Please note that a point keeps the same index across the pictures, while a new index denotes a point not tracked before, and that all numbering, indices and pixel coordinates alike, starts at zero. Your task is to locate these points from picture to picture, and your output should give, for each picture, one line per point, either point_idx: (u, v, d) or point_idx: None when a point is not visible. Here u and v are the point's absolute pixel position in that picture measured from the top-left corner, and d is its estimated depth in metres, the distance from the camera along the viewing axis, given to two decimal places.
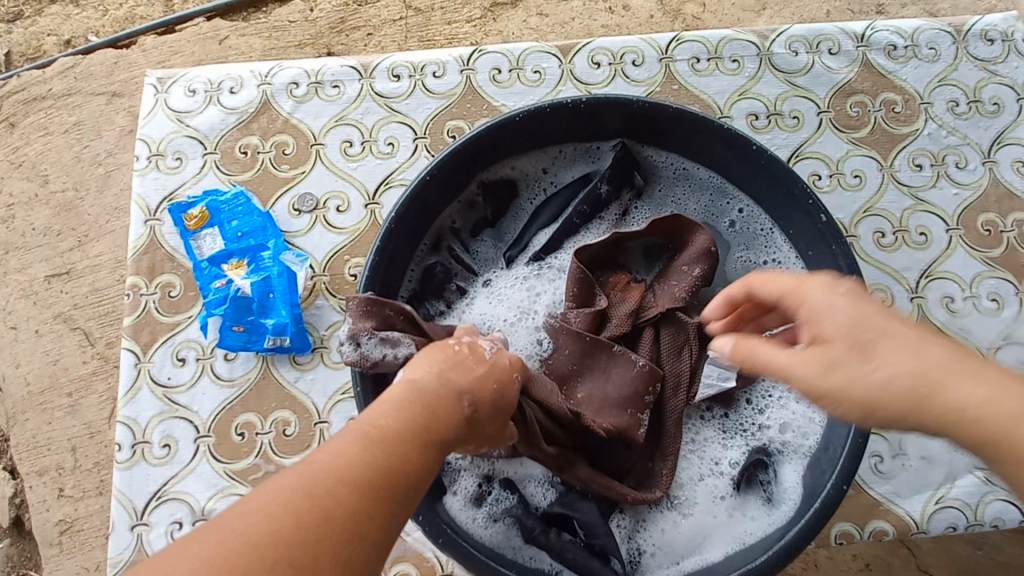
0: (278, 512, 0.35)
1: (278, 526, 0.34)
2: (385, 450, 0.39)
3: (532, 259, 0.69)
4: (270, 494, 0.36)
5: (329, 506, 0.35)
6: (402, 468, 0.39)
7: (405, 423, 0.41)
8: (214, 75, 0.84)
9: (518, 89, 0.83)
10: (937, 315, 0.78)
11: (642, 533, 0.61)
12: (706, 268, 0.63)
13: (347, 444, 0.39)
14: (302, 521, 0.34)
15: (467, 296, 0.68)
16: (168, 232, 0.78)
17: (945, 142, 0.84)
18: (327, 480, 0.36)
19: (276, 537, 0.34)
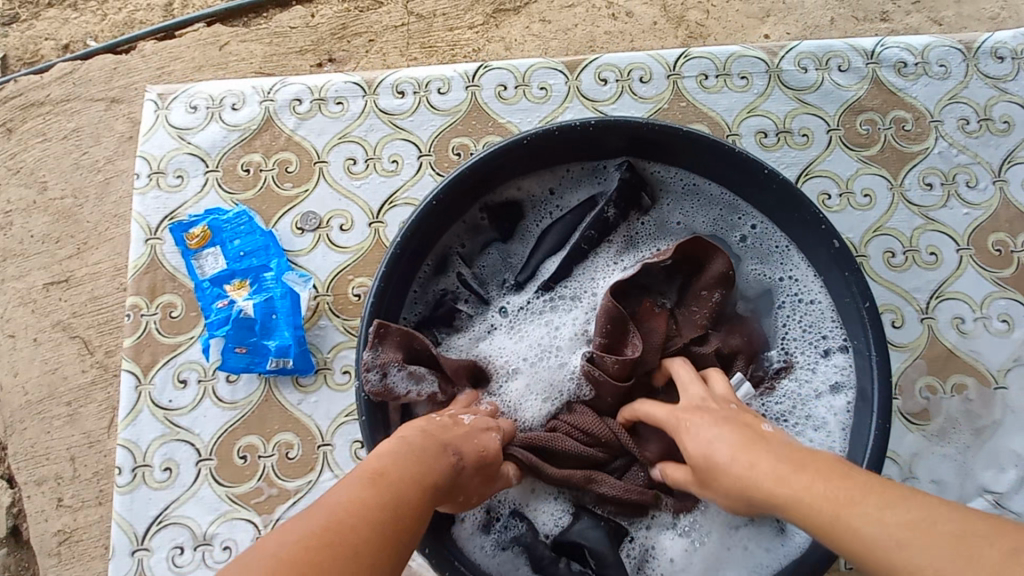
0: (300, 546, 0.33)
1: (305, 558, 0.32)
2: (392, 491, 0.40)
3: (541, 285, 0.68)
4: (284, 532, 0.34)
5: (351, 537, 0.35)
6: (407, 506, 0.40)
7: (405, 467, 0.42)
8: (216, 91, 0.83)
9: (524, 106, 0.82)
10: (948, 336, 0.78)
11: (652, 562, 0.60)
12: (725, 293, 0.63)
13: (354, 485, 0.39)
14: (327, 553, 0.33)
15: (480, 328, 0.68)
16: (169, 251, 0.77)
17: (955, 161, 0.84)
18: (345, 514, 0.36)
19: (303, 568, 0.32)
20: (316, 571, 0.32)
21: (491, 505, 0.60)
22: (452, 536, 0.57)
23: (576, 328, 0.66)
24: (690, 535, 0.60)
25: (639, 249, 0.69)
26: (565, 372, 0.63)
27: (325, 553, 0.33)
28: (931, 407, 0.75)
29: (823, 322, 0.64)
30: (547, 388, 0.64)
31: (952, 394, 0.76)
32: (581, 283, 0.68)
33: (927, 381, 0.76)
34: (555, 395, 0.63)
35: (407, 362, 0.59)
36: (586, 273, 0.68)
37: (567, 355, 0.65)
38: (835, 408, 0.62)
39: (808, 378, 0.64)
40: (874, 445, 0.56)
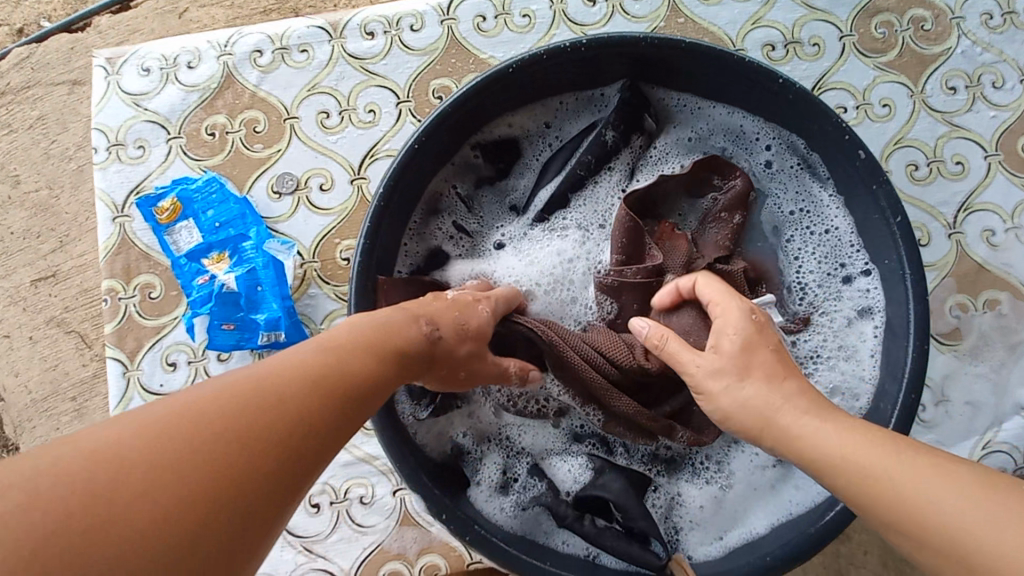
0: (224, 390, 0.33)
1: (226, 400, 0.33)
2: (342, 359, 0.39)
3: (541, 218, 0.63)
4: (217, 382, 0.34)
5: (285, 396, 0.34)
6: (358, 376, 0.39)
7: (364, 338, 0.41)
8: (169, 50, 0.75)
9: (506, 37, 0.74)
10: (977, 251, 0.73)
11: (678, 510, 0.57)
12: (746, 215, 0.61)
13: (304, 350, 0.38)
14: (254, 407, 0.33)
15: (480, 265, 0.63)
16: (140, 229, 0.72)
17: (979, 60, 0.76)
18: (284, 375, 0.35)
19: (223, 407, 0.33)
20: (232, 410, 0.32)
21: (506, 465, 0.58)
22: (467, 500, 0.54)
23: (593, 259, 0.62)
24: (716, 478, 0.58)
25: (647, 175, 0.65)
26: (576, 300, 0.61)
27: (252, 409, 0.33)
28: (962, 326, 0.71)
29: (840, 249, 0.60)
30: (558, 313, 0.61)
31: (983, 311, 0.72)
32: (586, 213, 0.63)
33: (957, 300, 0.72)
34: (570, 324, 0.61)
35: None
36: (588, 203, 0.64)
37: (583, 286, 0.62)
38: (865, 335, 0.58)
39: (835, 308, 0.60)
40: (911, 372, 0.52)
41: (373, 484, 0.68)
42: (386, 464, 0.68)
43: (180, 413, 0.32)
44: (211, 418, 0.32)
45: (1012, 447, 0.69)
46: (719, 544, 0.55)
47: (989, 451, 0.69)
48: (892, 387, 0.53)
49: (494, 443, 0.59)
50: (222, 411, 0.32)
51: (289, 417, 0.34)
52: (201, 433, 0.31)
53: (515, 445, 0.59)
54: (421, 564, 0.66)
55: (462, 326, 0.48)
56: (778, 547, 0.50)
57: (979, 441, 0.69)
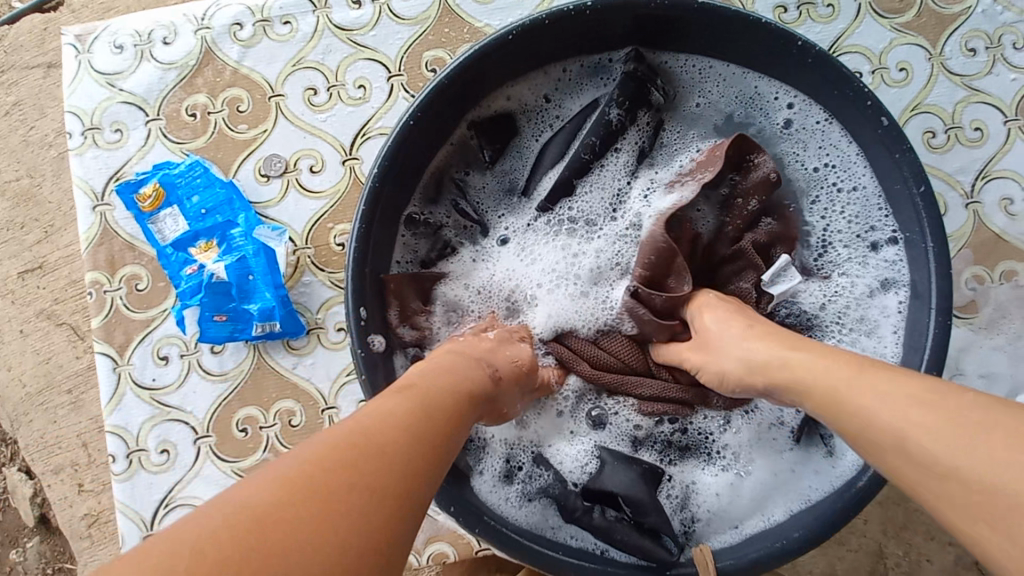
0: (343, 442, 0.31)
1: (349, 450, 0.30)
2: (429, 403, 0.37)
3: (544, 207, 0.59)
4: (331, 435, 0.31)
5: (396, 442, 0.32)
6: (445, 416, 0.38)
7: (439, 383, 0.40)
8: (142, 25, 0.70)
9: (502, 3, 0.70)
10: (995, 221, 0.70)
11: (694, 499, 0.55)
12: (763, 198, 0.58)
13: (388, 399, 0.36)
14: (372, 457, 0.30)
15: (478, 253, 0.61)
16: (122, 217, 0.68)
17: (1001, 19, 0.72)
18: (386, 423, 0.33)
19: (349, 457, 0.30)
20: (359, 463, 0.30)
21: (510, 455, 0.56)
22: (472, 490, 0.52)
23: (602, 254, 0.58)
24: (732, 464, 0.56)
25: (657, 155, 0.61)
26: (584, 299, 0.58)
27: (372, 458, 0.31)
28: (978, 298, 0.69)
29: (869, 211, 0.57)
30: (568, 318, 0.58)
31: (1000, 283, 0.70)
32: (592, 201, 0.60)
33: (974, 272, 0.70)
34: (585, 326, 0.57)
35: (400, 323, 0.55)
36: (594, 188, 0.60)
37: (591, 281, 0.58)
38: (887, 309, 0.56)
39: (858, 278, 0.58)
40: (932, 350, 0.50)
41: None
42: None
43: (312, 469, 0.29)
44: (342, 472, 0.29)
45: None
46: (735, 532, 0.53)
47: None
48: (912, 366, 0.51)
49: (497, 433, 0.56)
50: (350, 462, 0.30)
51: (402, 464, 0.32)
52: (338, 488, 0.28)
53: (528, 435, 0.56)
54: (429, 551, 0.65)
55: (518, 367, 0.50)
56: (796, 529, 0.49)
57: None
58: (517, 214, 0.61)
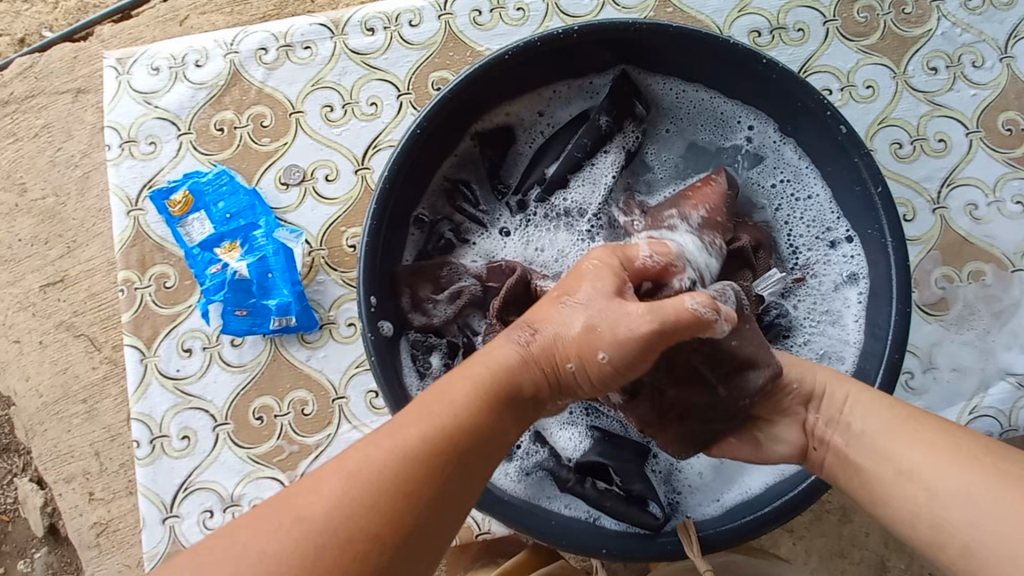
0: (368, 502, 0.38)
1: (371, 515, 0.37)
2: (422, 448, 0.40)
3: (542, 198, 0.65)
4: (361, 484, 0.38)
5: (379, 525, 0.37)
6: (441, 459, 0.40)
7: (441, 412, 0.41)
8: (177, 49, 0.78)
9: (502, 30, 0.77)
10: (961, 224, 0.75)
11: (678, 475, 0.59)
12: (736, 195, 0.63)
13: (374, 448, 0.40)
14: (327, 550, 0.36)
15: (485, 248, 0.66)
16: (154, 221, 0.75)
17: (960, 41, 0.79)
18: (361, 500, 0.38)
19: (369, 523, 0.37)
20: (374, 527, 0.37)
21: None
22: None
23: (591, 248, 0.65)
24: None
25: (652, 169, 0.68)
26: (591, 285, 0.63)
27: (343, 547, 0.36)
28: (948, 296, 0.74)
29: (824, 214, 0.63)
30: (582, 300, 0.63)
31: (969, 282, 0.74)
32: (585, 193, 0.66)
33: (944, 271, 0.74)
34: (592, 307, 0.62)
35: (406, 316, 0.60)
36: (587, 183, 0.66)
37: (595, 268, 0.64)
38: (850, 300, 0.61)
39: (825, 274, 0.63)
40: (894, 333, 0.55)
41: None
42: None
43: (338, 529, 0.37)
44: (360, 536, 0.37)
45: (998, 411, 0.72)
46: (717, 504, 0.57)
47: (977, 415, 0.72)
48: (877, 350, 0.56)
49: None
50: (370, 530, 0.37)
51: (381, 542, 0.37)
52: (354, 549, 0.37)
53: None
54: None
55: (565, 294, 0.47)
56: (774, 501, 0.53)
57: (967, 405, 0.72)
58: (518, 210, 0.66)
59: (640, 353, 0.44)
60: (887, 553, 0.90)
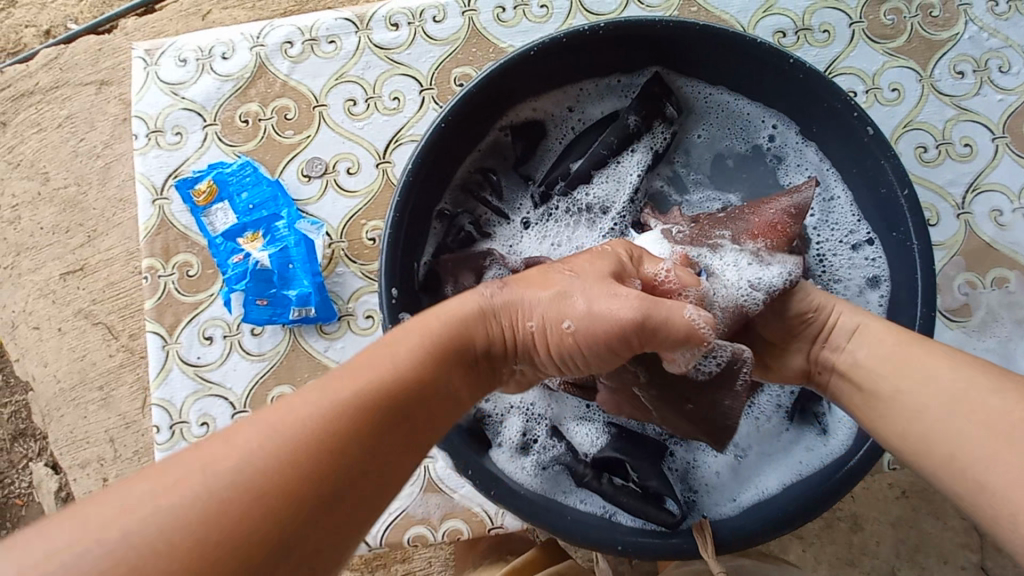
0: (293, 444, 0.33)
1: (294, 460, 0.32)
2: (358, 400, 0.36)
3: (564, 193, 0.66)
4: (288, 423, 0.34)
5: (303, 468, 0.32)
6: (379, 414, 0.36)
7: (386, 362, 0.39)
8: (204, 41, 0.79)
9: (525, 27, 0.77)
10: (985, 230, 0.75)
11: (694, 473, 0.59)
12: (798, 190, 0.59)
13: (304, 398, 0.35)
14: (230, 514, 0.30)
15: (507, 243, 0.67)
16: (178, 210, 0.76)
17: (987, 45, 0.78)
18: (278, 452, 0.32)
19: (291, 468, 0.32)
20: (296, 469, 0.32)
21: (526, 428, 0.60)
22: (489, 459, 0.56)
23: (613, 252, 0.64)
24: (731, 448, 0.60)
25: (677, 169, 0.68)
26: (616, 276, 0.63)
27: (258, 492, 0.31)
28: (971, 302, 0.73)
29: (847, 217, 0.62)
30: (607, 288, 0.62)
31: (992, 288, 0.73)
32: (609, 190, 0.66)
33: (967, 278, 0.74)
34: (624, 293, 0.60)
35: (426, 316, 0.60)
36: (611, 179, 0.66)
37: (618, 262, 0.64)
38: (872, 303, 0.61)
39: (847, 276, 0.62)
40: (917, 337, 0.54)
41: None
42: None
43: (254, 471, 0.31)
44: (276, 482, 0.31)
45: None
46: (733, 504, 0.57)
47: None
48: None
49: (514, 408, 0.61)
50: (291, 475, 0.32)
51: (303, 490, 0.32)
52: (269, 495, 0.31)
53: (539, 409, 0.61)
54: (444, 528, 0.69)
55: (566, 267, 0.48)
56: (792, 502, 0.53)
57: None
58: (540, 203, 0.67)
59: (614, 337, 0.44)
60: (899, 562, 0.89)
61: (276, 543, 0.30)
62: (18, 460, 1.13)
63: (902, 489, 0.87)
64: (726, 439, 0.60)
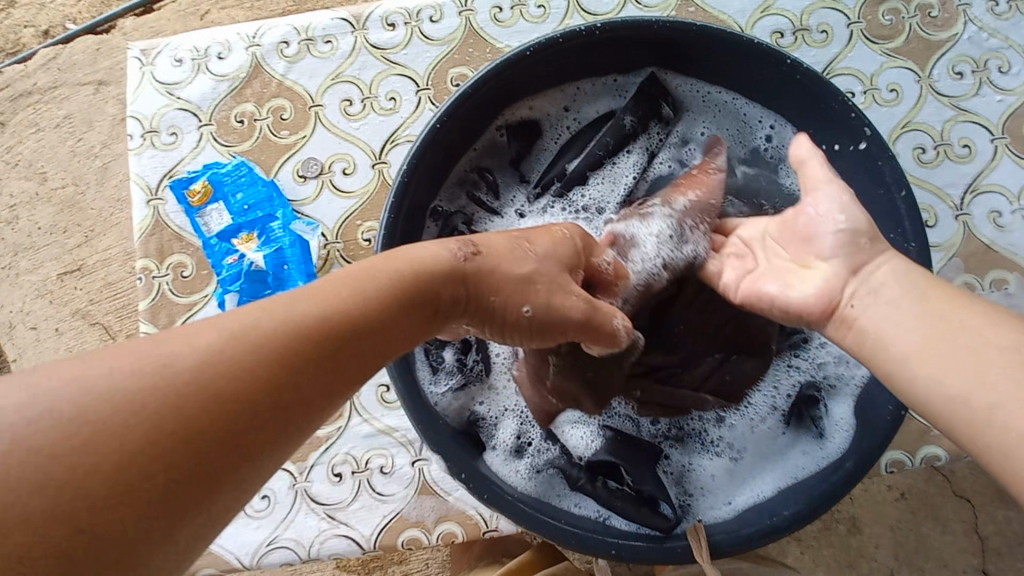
0: (256, 357, 0.34)
1: (254, 371, 0.33)
2: (301, 333, 0.36)
3: (561, 193, 0.66)
4: (254, 334, 0.34)
5: (260, 377, 0.33)
6: (319, 351, 0.36)
7: (355, 298, 0.39)
8: (200, 41, 0.79)
9: (522, 27, 0.77)
10: (984, 232, 0.74)
11: (689, 476, 0.59)
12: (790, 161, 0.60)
13: (270, 316, 0.36)
14: (190, 406, 0.31)
15: None
16: (173, 211, 0.75)
17: (986, 46, 0.78)
18: (227, 360, 0.32)
19: (248, 378, 0.33)
20: (254, 380, 0.33)
21: (520, 431, 0.60)
22: (483, 462, 0.56)
23: None
24: (727, 450, 0.59)
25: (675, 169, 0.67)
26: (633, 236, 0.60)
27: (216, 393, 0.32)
28: None
29: None
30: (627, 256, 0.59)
31: (991, 291, 0.73)
32: (604, 191, 0.66)
33: (966, 280, 0.73)
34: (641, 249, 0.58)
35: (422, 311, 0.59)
36: (605, 180, 0.66)
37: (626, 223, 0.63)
38: None
39: None
40: None
41: (393, 455, 0.70)
42: (406, 436, 0.70)
43: (216, 375, 0.32)
44: (233, 389, 0.32)
45: None
46: (729, 507, 0.56)
47: None
48: None
49: (508, 411, 0.60)
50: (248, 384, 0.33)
51: (256, 397, 0.33)
52: (225, 399, 0.32)
53: (533, 412, 0.60)
54: (440, 531, 0.69)
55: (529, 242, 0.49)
56: (789, 506, 0.52)
57: None
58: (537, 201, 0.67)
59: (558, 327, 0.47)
60: (898, 566, 0.88)
61: (220, 445, 0.31)
62: None
63: (900, 492, 0.87)
64: (720, 441, 0.60)
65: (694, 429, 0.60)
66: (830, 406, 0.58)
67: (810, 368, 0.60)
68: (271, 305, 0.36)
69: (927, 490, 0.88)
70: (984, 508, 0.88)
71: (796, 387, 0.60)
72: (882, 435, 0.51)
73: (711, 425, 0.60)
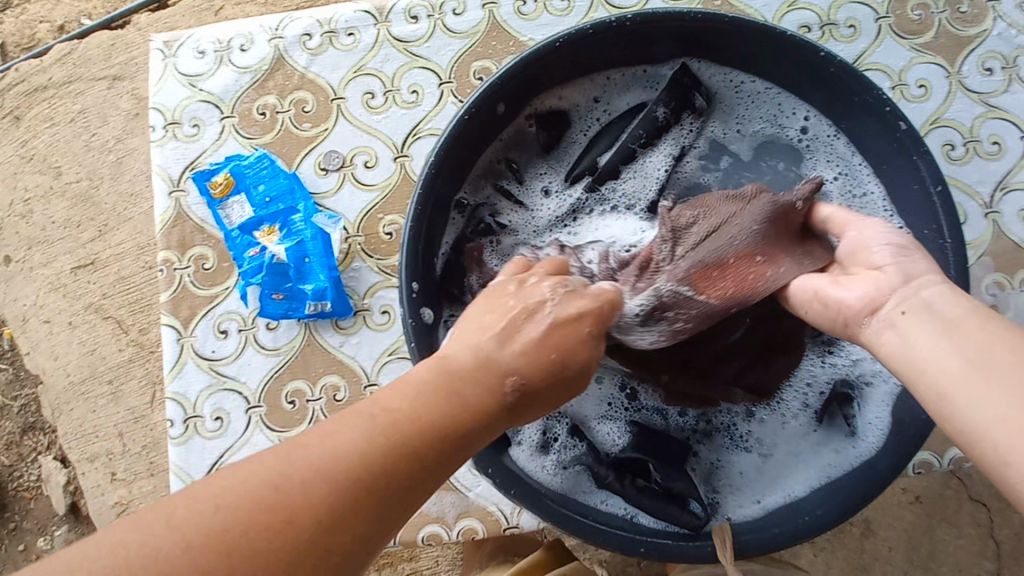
0: (336, 478, 0.34)
1: (323, 498, 0.33)
2: (375, 466, 0.35)
3: (593, 186, 0.65)
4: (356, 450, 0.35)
5: (324, 500, 0.33)
6: (369, 489, 0.34)
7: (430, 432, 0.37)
8: (222, 33, 0.79)
9: (546, 20, 0.76)
10: (1014, 230, 0.73)
11: (718, 473, 0.58)
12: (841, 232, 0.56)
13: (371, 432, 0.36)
14: (280, 507, 0.33)
15: (528, 231, 0.66)
16: (194, 202, 0.75)
17: (1015, 43, 0.76)
18: (320, 479, 0.34)
19: (316, 503, 0.33)
20: (315, 503, 0.33)
21: (546, 426, 0.58)
22: (508, 457, 0.55)
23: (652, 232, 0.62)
24: (756, 446, 0.58)
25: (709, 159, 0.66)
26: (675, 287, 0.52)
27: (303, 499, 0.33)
28: (998, 304, 0.72)
29: (876, 213, 0.61)
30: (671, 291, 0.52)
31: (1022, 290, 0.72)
32: (637, 186, 0.65)
33: (995, 278, 0.72)
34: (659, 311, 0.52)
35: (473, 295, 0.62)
36: (638, 176, 0.65)
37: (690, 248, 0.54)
38: None
39: None
40: None
41: None
42: None
43: (310, 479, 0.34)
44: (303, 509, 0.33)
45: None
46: (758, 506, 0.56)
47: None
48: None
49: None
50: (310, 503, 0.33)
51: (309, 520, 0.33)
52: (294, 513, 0.33)
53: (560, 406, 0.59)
54: (460, 527, 0.68)
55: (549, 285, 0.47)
56: (819, 507, 0.51)
57: None
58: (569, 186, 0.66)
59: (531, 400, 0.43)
60: (912, 567, 0.87)
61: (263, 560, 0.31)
62: (27, 453, 1.13)
63: (917, 495, 0.87)
64: (750, 437, 0.58)
65: (724, 425, 0.59)
66: (864, 404, 0.56)
67: (846, 365, 0.58)
68: (358, 420, 0.37)
69: (943, 494, 0.87)
70: (1001, 513, 0.87)
71: (830, 384, 0.58)
72: (917, 434, 0.50)
73: (741, 421, 0.58)
